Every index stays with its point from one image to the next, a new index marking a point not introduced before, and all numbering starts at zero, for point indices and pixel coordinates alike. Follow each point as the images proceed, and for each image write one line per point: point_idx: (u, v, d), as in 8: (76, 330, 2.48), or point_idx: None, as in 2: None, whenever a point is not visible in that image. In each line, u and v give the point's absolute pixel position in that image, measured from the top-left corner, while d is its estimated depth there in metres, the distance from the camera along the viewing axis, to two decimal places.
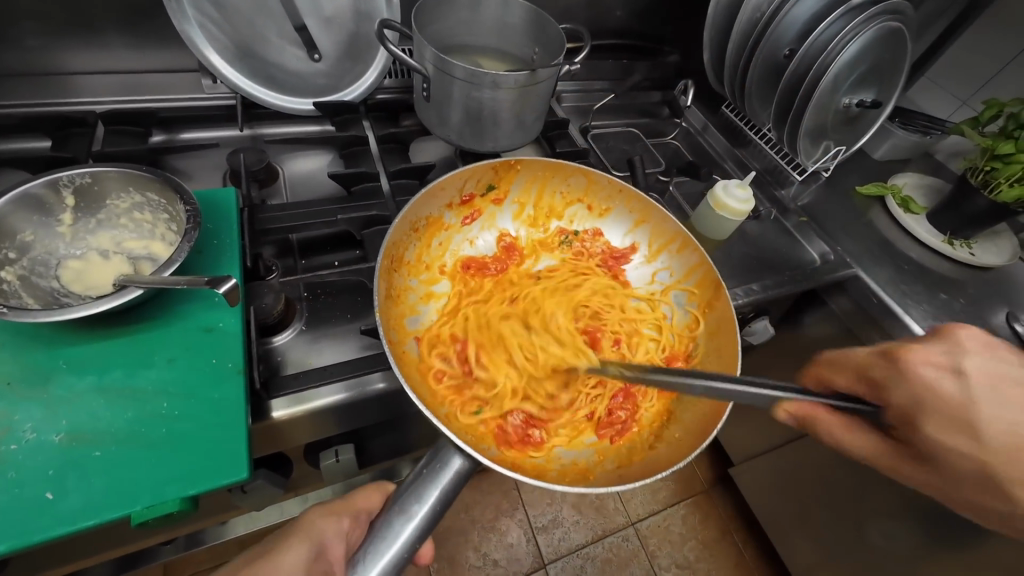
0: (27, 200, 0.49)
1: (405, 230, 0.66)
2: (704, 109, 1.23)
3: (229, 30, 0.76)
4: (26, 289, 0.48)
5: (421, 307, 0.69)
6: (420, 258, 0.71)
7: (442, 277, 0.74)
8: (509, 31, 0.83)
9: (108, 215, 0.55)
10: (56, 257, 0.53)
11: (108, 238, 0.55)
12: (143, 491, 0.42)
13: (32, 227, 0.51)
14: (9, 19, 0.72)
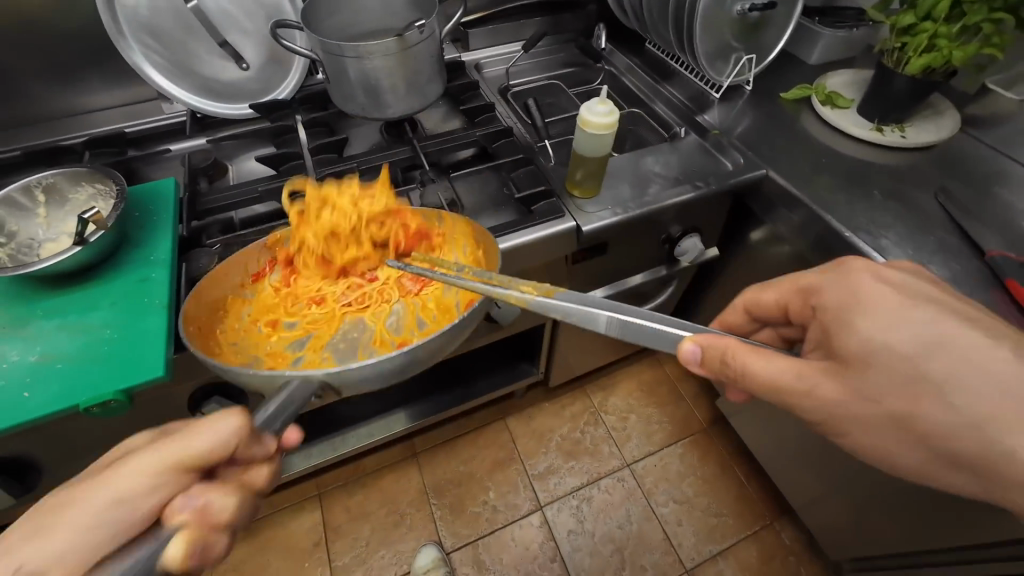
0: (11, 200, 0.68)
1: (208, 310, 0.65)
2: (629, 51, 1.25)
3: (169, 55, 0.93)
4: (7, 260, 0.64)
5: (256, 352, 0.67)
6: (230, 330, 0.68)
7: (258, 318, 0.71)
8: (397, 9, 0.94)
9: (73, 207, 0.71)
10: (37, 242, 0.69)
11: (72, 223, 0.70)
12: (87, 389, 0.56)
13: (16, 220, 0.68)
14: (12, 80, 0.94)
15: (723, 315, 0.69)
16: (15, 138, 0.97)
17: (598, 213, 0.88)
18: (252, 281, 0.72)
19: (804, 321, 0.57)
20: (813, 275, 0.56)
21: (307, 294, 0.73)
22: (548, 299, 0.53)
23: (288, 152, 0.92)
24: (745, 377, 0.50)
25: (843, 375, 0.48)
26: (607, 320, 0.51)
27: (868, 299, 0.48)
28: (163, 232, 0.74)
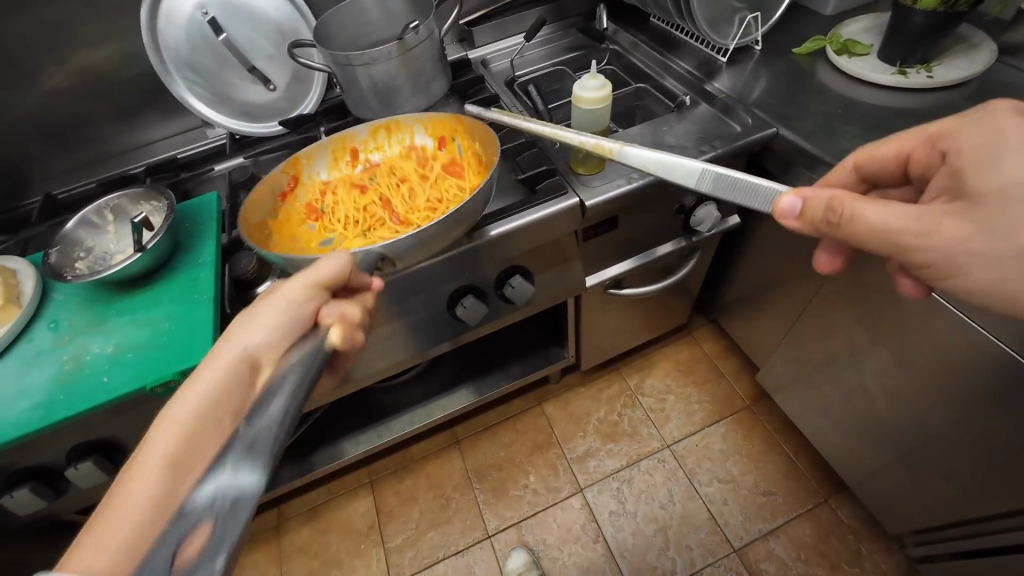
0: (87, 222, 0.80)
1: (250, 230, 0.76)
2: (633, 28, 1.25)
3: (207, 86, 1.05)
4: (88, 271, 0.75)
5: (304, 265, 0.77)
6: (288, 236, 0.83)
7: (304, 219, 0.85)
8: (399, 18, 1.01)
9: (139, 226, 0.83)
10: (110, 254, 0.79)
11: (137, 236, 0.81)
12: (152, 373, 0.66)
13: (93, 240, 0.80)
14: (87, 125, 1.10)
15: (829, 176, 0.65)
16: (93, 174, 1.13)
17: (604, 186, 0.90)
18: (286, 197, 0.85)
19: (928, 170, 0.55)
20: (949, 122, 0.53)
21: (348, 211, 0.87)
22: (642, 152, 0.60)
23: None
24: (861, 222, 0.48)
25: (978, 216, 0.46)
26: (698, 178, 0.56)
27: (1017, 134, 0.46)
28: (209, 238, 0.84)
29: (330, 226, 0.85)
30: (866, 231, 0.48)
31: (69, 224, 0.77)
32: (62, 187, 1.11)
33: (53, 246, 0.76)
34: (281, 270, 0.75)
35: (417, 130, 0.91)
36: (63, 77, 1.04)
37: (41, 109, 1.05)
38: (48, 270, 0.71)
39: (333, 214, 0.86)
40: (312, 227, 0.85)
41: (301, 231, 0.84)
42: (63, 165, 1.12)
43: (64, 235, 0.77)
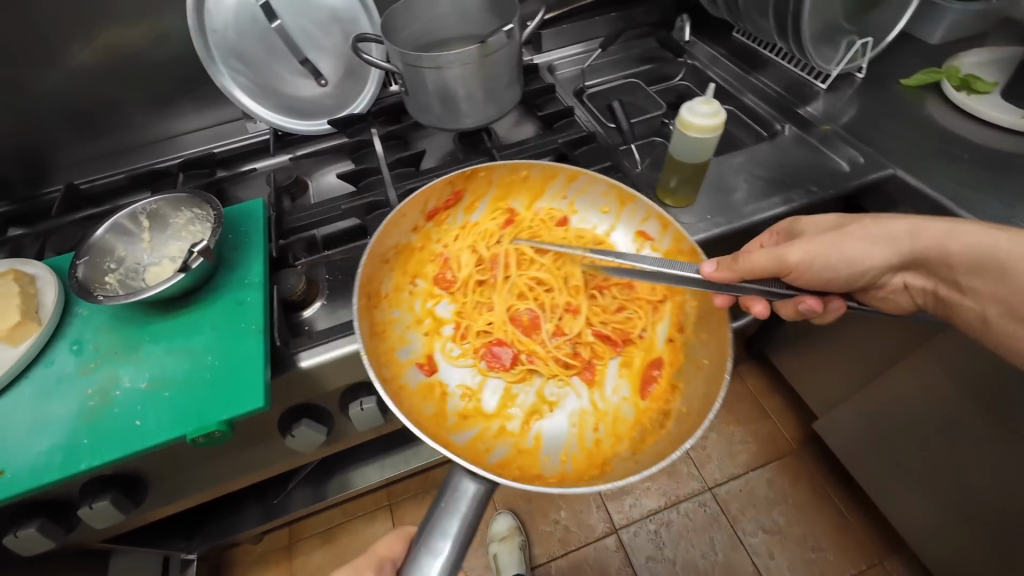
0: (118, 228, 0.70)
1: (376, 265, 0.74)
2: (712, 41, 1.15)
3: (254, 77, 0.95)
4: (122, 287, 0.67)
5: (412, 335, 0.77)
6: (398, 291, 0.78)
7: (427, 280, 0.84)
8: (472, 14, 0.91)
9: (176, 233, 0.74)
10: (143, 266, 0.71)
11: (177, 248, 0.73)
12: (196, 419, 0.57)
13: (125, 246, 0.71)
14: (118, 111, 1.00)
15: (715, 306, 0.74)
16: (120, 164, 1.03)
17: (695, 223, 0.80)
18: (436, 218, 0.85)
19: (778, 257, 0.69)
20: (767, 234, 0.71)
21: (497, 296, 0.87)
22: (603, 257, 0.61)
23: (366, 168, 0.90)
24: (749, 263, 0.58)
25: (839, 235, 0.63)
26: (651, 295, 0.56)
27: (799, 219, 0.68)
28: (255, 254, 0.74)
29: (449, 305, 0.83)
30: (755, 267, 0.58)
31: (98, 229, 0.68)
32: (86, 176, 1.01)
33: (80, 255, 0.65)
34: (386, 343, 0.72)
35: (626, 223, 0.84)
36: (95, 57, 0.94)
37: (68, 91, 0.95)
38: (74, 287, 0.61)
39: (473, 296, 0.86)
40: (416, 340, 0.77)
41: (398, 340, 0.74)
42: (88, 153, 1.02)
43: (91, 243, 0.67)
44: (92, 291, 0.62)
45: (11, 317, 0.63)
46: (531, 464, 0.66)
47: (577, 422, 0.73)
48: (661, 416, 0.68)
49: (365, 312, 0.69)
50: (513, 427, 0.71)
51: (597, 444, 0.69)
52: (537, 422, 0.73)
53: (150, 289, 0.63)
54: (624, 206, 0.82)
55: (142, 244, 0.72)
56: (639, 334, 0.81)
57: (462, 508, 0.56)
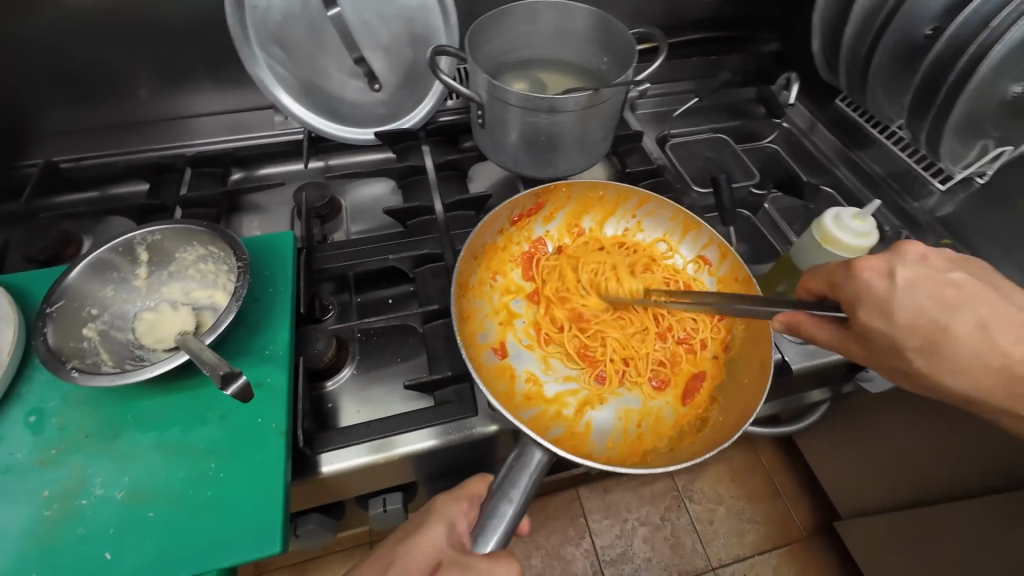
0: (103, 262, 0.54)
1: (468, 260, 0.65)
2: (812, 104, 1.02)
3: (296, 70, 0.79)
4: (105, 344, 0.52)
5: (490, 323, 0.68)
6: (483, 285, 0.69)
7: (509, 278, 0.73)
8: (570, 40, 0.77)
9: (179, 267, 0.59)
10: (134, 310, 0.56)
11: (179, 289, 0.58)
12: (188, 560, 0.43)
13: (109, 281, 0.55)
14: (120, 79, 0.82)
15: None
16: (114, 142, 0.85)
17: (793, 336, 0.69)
18: (520, 223, 0.74)
19: None
20: None
21: (557, 296, 0.74)
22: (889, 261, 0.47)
23: (417, 205, 0.75)
24: None
25: None
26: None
27: None
28: (276, 310, 0.60)
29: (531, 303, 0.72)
30: None
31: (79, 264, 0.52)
32: (73, 151, 0.84)
33: (52, 301, 0.50)
34: (470, 329, 0.63)
35: (689, 243, 0.75)
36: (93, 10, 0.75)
37: (56, 45, 0.76)
38: (44, 356, 0.46)
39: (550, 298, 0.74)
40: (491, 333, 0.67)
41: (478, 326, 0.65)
42: (75, 122, 0.84)
43: (67, 280, 0.52)
44: (65, 361, 0.47)
45: None
46: (581, 446, 0.59)
47: (623, 413, 0.64)
48: (700, 422, 0.61)
49: (456, 298, 0.60)
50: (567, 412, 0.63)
51: (640, 436, 0.61)
52: (589, 413, 0.64)
53: (145, 366, 0.48)
54: (687, 231, 0.74)
55: (132, 278, 0.57)
56: (681, 339, 0.71)
57: (526, 472, 0.49)
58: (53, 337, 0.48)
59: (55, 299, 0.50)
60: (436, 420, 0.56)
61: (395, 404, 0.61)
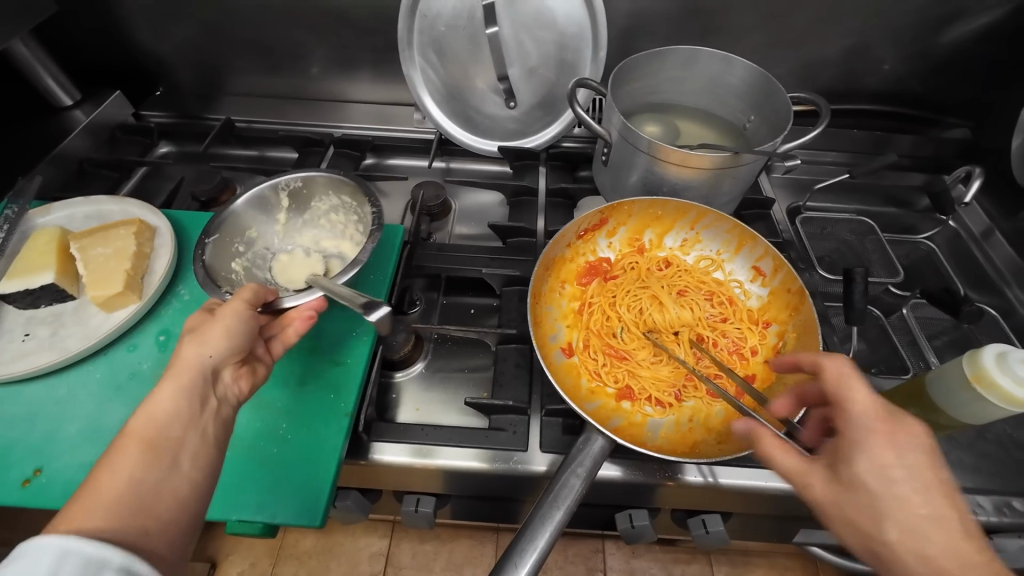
0: (256, 202, 0.66)
1: (541, 270, 0.60)
2: (994, 209, 0.86)
3: (444, 75, 0.83)
4: (248, 277, 0.62)
5: (559, 325, 0.63)
6: (553, 295, 0.64)
7: (569, 287, 0.67)
8: (722, 91, 0.73)
9: (309, 217, 0.70)
10: (271, 251, 0.68)
11: (311, 238, 0.70)
12: (241, 507, 0.49)
13: (256, 215, 0.67)
14: (301, 59, 0.94)
15: None
16: (282, 111, 0.98)
17: None
18: (585, 237, 0.67)
19: None
20: None
21: (607, 312, 0.65)
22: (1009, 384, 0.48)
23: (520, 226, 0.75)
24: None
25: None
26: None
27: None
28: None
29: (580, 316, 0.65)
30: None
31: (239, 201, 0.64)
32: (248, 112, 0.97)
33: (214, 232, 0.61)
34: (540, 332, 0.58)
35: (744, 258, 0.66)
36: None
37: (259, 21, 0.89)
38: (205, 279, 0.54)
39: (602, 310, 0.66)
40: (557, 339, 0.62)
41: (545, 327, 0.60)
42: (258, 87, 0.99)
43: (225, 215, 0.63)
44: (219, 284, 0.56)
45: (115, 283, 0.57)
46: (637, 437, 0.53)
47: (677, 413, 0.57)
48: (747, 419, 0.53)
49: (530, 305, 0.57)
50: (621, 403, 0.57)
51: (691, 429, 0.55)
52: (647, 411, 0.57)
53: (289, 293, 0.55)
54: (741, 245, 0.65)
55: (271, 222, 0.68)
56: (732, 347, 0.62)
57: (588, 453, 0.47)
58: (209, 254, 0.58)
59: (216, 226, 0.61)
60: (482, 444, 0.56)
61: (451, 416, 0.62)
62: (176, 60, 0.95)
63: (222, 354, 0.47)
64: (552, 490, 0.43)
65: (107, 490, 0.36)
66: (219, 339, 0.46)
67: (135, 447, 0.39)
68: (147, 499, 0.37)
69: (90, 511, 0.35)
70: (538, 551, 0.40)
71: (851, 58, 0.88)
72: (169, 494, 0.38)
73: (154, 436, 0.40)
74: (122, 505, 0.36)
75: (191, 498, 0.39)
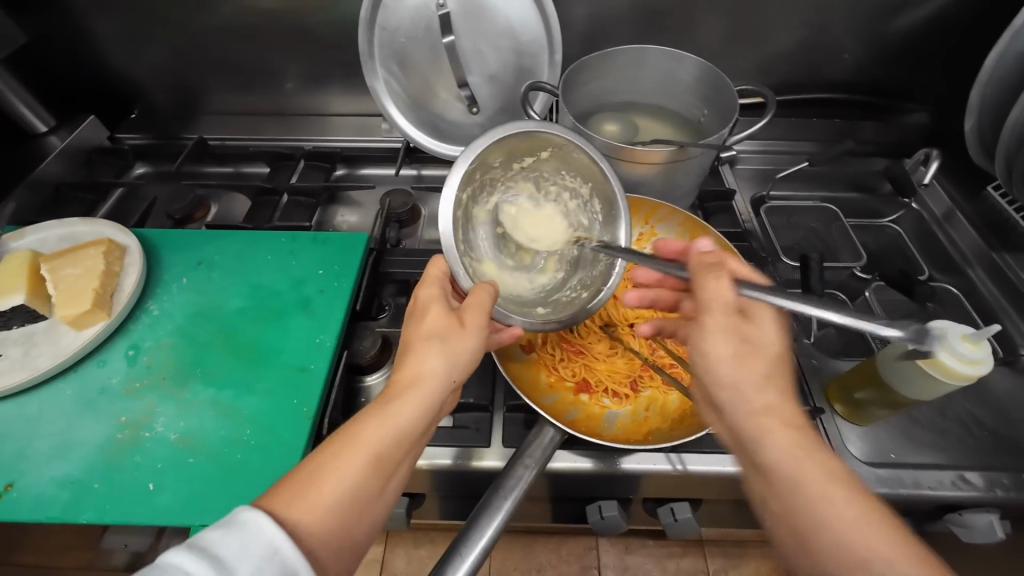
0: (537, 137, 0.52)
1: None
2: (956, 189, 0.88)
3: (407, 85, 0.85)
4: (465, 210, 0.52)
5: None
6: None
7: None
8: (675, 88, 0.75)
9: (552, 172, 0.58)
10: (499, 195, 0.57)
11: (528, 190, 0.59)
12: (205, 512, 0.49)
13: (543, 143, 0.53)
14: (270, 76, 0.96)
15: None
16: (255, 127, 1.00)
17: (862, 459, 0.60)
18: None
19: None
20: None
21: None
22: (950, 361, 0.49)
23: None
24: None
25: None
26: (223, 563, 0.27)
27: None
28: (334, 304, 0.65)
29: None
30: None
31: (548, 123, 0.50)
32: (221, 130, 0.99)
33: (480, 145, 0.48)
34: None
35: (698, 248, 0.67)
36: (255, 13, 0.87)
37: (228, 41, 0.91)
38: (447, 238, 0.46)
39: None
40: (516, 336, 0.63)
41: None
42: (231, 105, 1.01)
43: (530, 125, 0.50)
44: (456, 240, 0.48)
45: (83, 302, 0.59)
46: (593, 429, 0.54)
47: (634, 402, 0.59)
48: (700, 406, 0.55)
49: None
50: (577, 396, 0.58)
51: (647, 418, 0.57)
52: (604, 403, 0.59)
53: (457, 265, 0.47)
54: (694, 236, 0.66)
55: (539, 157, 0.55)
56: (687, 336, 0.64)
57: (540, 444, 0.49)
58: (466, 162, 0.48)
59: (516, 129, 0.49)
60: (446, 442, 0.58)
61: None
62: (150, 83, 0.97)
63: (459, 379, 0.44)
64: (501, 477, 0.45)
65: (323, 495, 0.33)
66: (463, 364, 0.44)
67: (359, 448, 0.36)
68: (351, 518, 0.34)
69: (301, 503, 0.33)
70: (486, 538, 0.41)
71: (807, 50, 0.90)
72: (367, 519, 0.35)
73: (384, 451, 0.37)
74: (333, 516, 0.33)
75: (360, 523, 0.35)
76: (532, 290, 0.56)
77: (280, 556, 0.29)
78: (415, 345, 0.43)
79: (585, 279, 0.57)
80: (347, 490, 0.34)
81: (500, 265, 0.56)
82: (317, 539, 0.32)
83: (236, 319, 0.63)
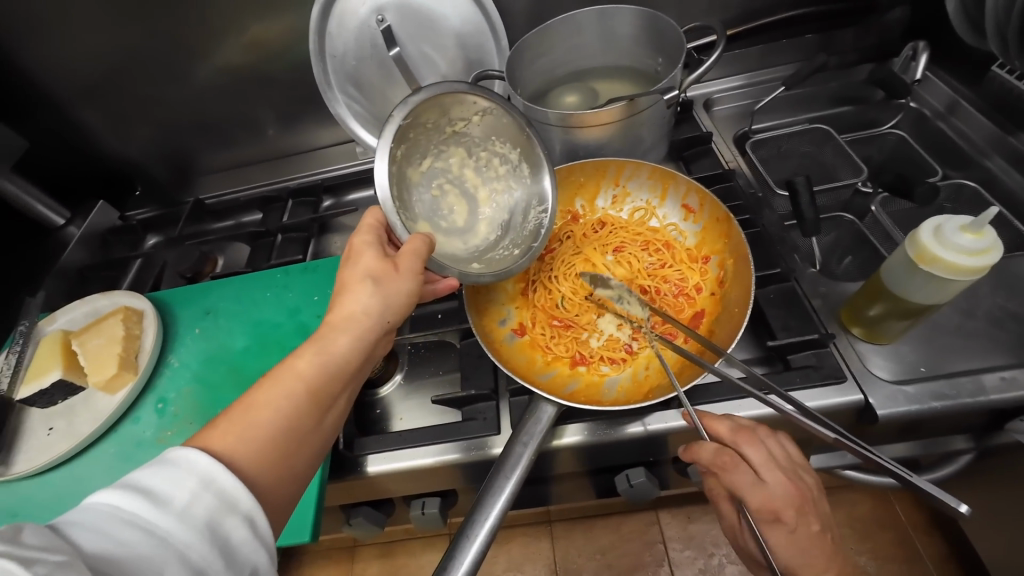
0: (465, 105, 0.56)
1: None
2: (953, 79, 0.81)
3: (369, 105, 0.86)
4: (395, 175, 0.52)
5: (508, 308, 0.66)
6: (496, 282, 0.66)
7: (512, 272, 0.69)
8: (622, 44, 0.74)
9: (482, 137, 0.60)
10: (428, 160, 0.57)
11: (454, 162, 0.60)
12: None
13: (468, 112, 0.57)
14: (246, 128, 1.01)
15: None
16: (244, 178, 1.05)
17: (888, 376, 0.57)
18: None
19: None
20: None
21: (549, 285, 0.68)
22: (946, 253, 0.46)
23: None
24: None
25: None
26: (154, 497, 0.32)
27: None
28: None
29: (526, 296, 0.67)
30: None
31: (475, 87, 0.54)
32: (214, 188, 1.05)
33: (417, 102, 0.50)
34: (485, 319, 0.62)
35: (672, 199, 0.67)
36: (220, 73, 0.93)
37: (202, 104, 0.96)
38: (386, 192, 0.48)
39: (547, 284, 0.68)
40: (510, 323, 0.65)
41: (492, 314, 0.63)
42: (219, 163, 1.06)
43: (460, 88, 0.53)
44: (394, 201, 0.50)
45: (110, 367, 0.64)
46: (593, 395, 0.55)
47: (633, 364, 0.59)
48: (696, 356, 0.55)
49: (470, 297, 0.60)
50: (575, 368, 0.59)
51: (646, 375, 0.57)
52: (602, 370, 0.59)
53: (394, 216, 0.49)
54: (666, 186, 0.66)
55: (469, 121, 0.58)
56: (675, 289, 0.65)
57: (537, 425, 0.49)
58: (405, 113, 0.50)
59: (448, 87, 0.52)
60: (457, 437, 0.58)
61: (432, 417, 0.65)
62: (145, 160, 1.04)
63: (393, 320, 0.50)
64: (499, 463, 0.47)
65: (259, 418, 0.40)
66: (396, 305, 0.50)
67: (300, 377, 0.44)
68: (287, 446, 0.40)
69: (236, 434, 0.38)
70: (491, 518, 0.44)
71: None
72: (304, 445, 0.42)
73: (317, 385, 0.44)
74: (274, 438, 0.40)
75: (303, 446, 0.42)
76: (467, 251, 0.58)
77: (210, 486, 0.34)
78: (352, 286, 0.49)
79: (515, 241, 0.61)
80: (285, 410, 0.41)
81: (434, 225, 0.57)
82: (256, 462, 0.38)
83: (244, 358, 0.68)
